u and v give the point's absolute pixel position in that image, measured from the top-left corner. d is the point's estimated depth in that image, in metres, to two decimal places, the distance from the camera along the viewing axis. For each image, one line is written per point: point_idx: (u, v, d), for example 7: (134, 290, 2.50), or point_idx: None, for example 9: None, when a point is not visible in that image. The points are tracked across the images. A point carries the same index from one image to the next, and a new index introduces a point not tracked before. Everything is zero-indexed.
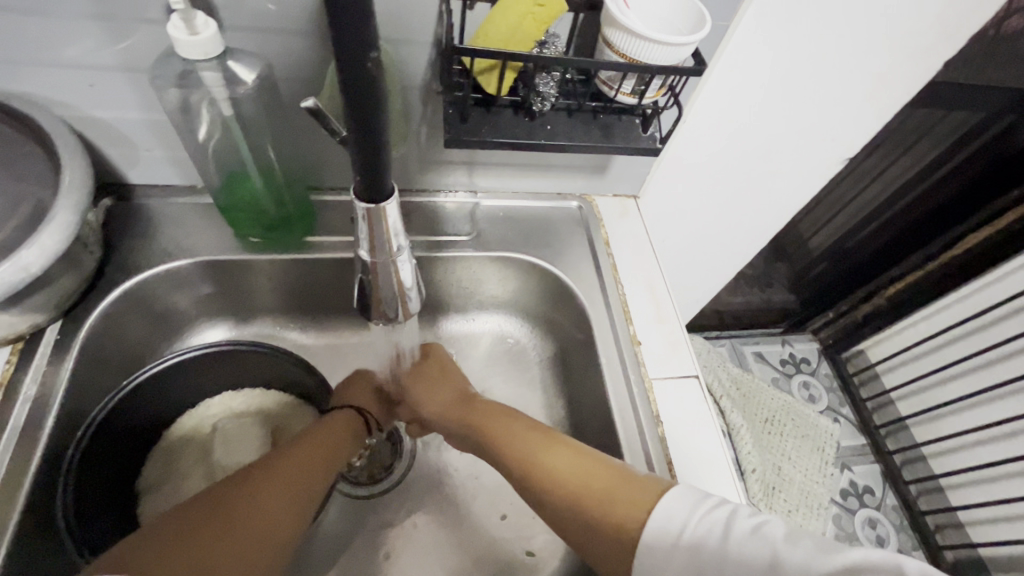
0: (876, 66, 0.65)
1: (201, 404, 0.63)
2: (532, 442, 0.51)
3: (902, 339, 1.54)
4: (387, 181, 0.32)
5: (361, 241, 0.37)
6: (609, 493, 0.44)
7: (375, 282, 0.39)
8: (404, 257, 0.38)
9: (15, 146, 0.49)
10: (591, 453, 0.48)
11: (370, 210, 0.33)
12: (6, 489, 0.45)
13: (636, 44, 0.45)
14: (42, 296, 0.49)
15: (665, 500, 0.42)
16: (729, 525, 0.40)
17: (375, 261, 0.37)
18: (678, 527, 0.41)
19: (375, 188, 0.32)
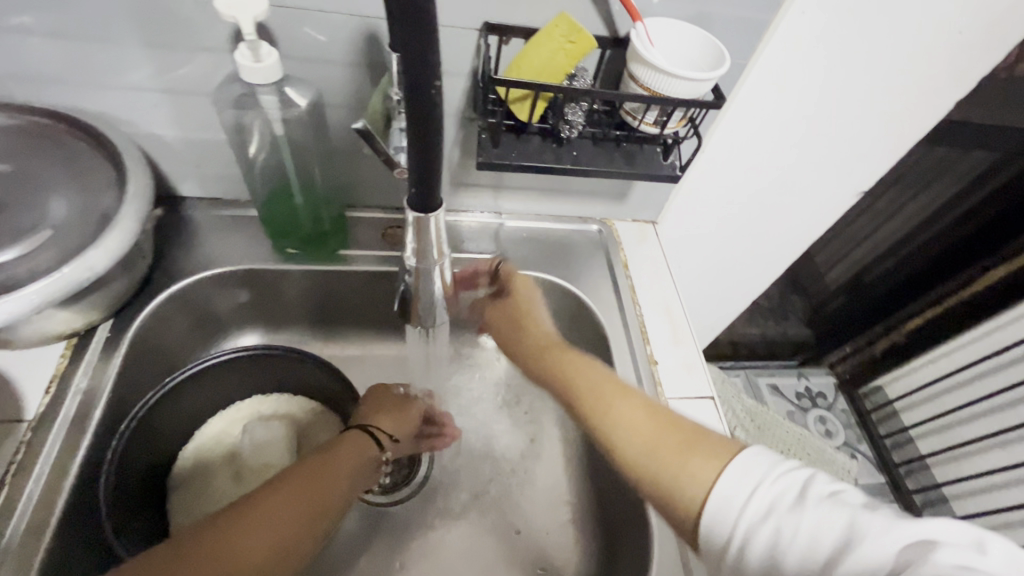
0: (891, 103, 0.67)
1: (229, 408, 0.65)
2: (608, 398, 0.51)
3: (921, 376, 1.52)
4: (434, 196, 0.36)
5: (409, 252, 0.42)
6: (681, 451, 0.45)
7: (416, 288, 0.44)
8: (443, 267, 0.43)
9: (84, 158, 0.54)
10: (665, 410, 0.49)
11: (420, 219, 0.38)
12: (55, 475, 0.48)
13: (659, 79, 0.48)
14: (98, 294, 0.52)
15: (737, 460, 0.42)
16: (805, 489, 0.40)
17: (419, 266, 0.42)
18: (749, 487, 0.41)
19: (426, 204, 0.37)
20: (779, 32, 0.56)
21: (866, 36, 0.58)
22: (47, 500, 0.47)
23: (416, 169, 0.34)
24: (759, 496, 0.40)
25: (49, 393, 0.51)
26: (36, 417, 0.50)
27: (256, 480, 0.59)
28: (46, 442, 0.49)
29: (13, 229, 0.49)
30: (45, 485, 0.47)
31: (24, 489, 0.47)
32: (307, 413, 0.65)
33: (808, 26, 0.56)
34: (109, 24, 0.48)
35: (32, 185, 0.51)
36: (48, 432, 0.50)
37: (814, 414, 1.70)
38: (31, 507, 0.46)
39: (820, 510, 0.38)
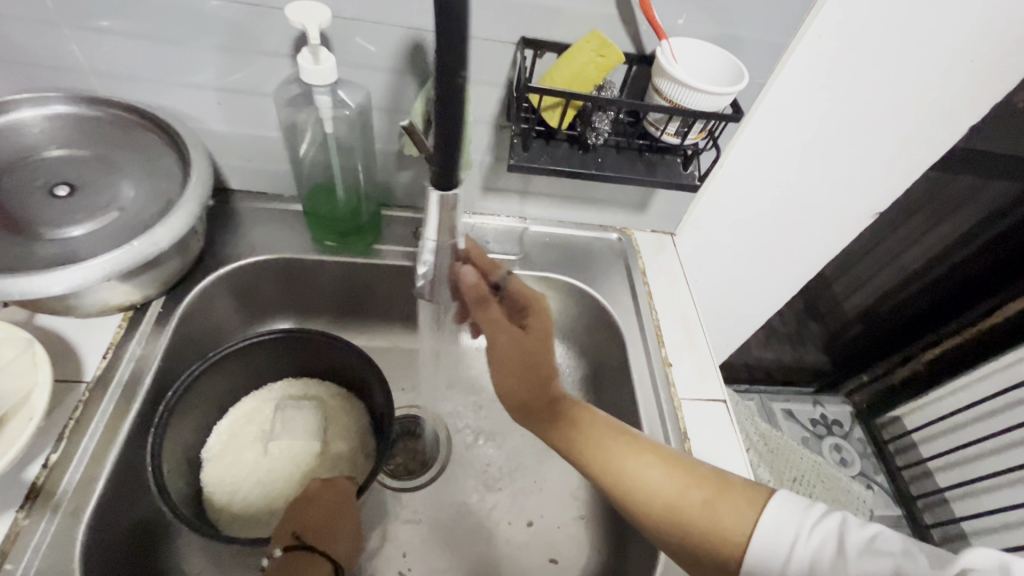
0: (904, 127, 0.70)
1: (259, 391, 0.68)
2: (620, 450, 0.48)
3: (941, 407, 1.50)
4: (454, 175, 0.41)
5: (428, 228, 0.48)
6: (708, 507, 0.43)
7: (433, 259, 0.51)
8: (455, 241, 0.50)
9: (153, 148, 0.59)
10: (684, 460, 0.46)
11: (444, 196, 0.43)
12: (108, 432, 0.52)
13: (681, 92, 0.52)
14: (157, 271, 0.57)
15: (769, 515, 0.42)
16: (843, 536, 0.41)
17: (437, 242, 0.48)
18: (788, 541, 0.41)
19: (447, 183, 0.42)
20: (795, 54, 0.60)
21: (880, 61, 0.62)
22: (99, 455, 0.50)
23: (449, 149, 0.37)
24: (801, 549, 0.40)
25: (106, 359, 0.56)
26: (93, 379, 0.54)
27: (285, 453, 0.62)
28: (101, 402, 0.53)
29: (89, 206, 0.54)
30: (99, 441, 0.51)
31: (80, 443, 0.51)
32: (334, 398, 0.68)
33: (824, 49, 0.60)
34: (186, 28, 0.54)
35: (108, 169, 0.57)
36: (104, 393, 0.54)
37: (829, 441, 1.68)
38: (85, 461, 0.50)
39: (864, 561, 0.39)
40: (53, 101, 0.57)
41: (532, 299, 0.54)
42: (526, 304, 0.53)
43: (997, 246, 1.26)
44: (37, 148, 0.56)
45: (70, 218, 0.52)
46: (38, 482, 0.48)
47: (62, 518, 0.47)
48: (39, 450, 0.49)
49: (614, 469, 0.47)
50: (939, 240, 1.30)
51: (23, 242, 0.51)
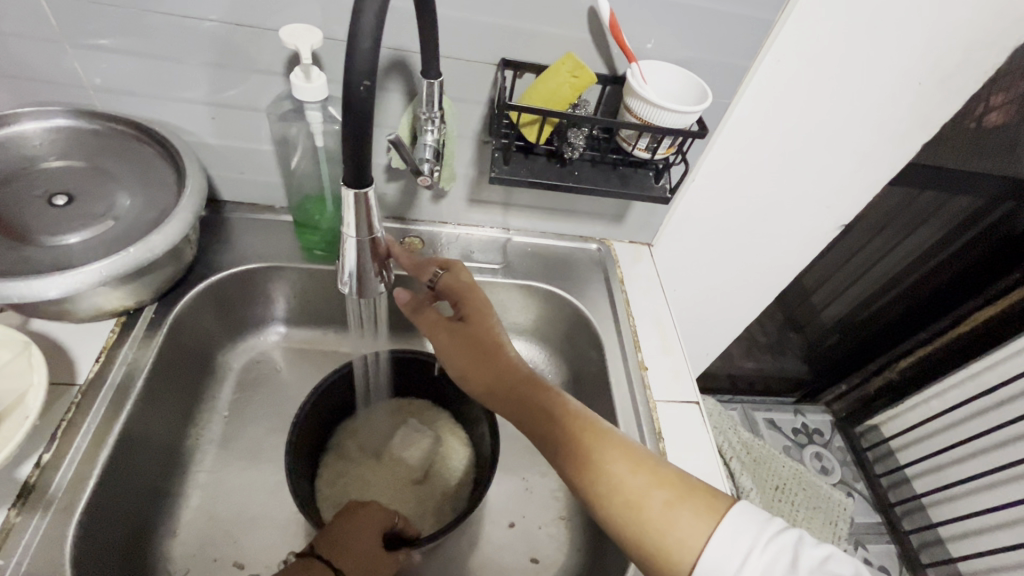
0: (861, 144, 0.75)
1: (353, 415, 0.72)
2: (592, 442, 0.50)
3: (916, 415, 1.55)
4: (368, 172, 0.40)
5: (348, 226, 0.45)
6: (668, 510, 0.46)
7: (357, 260, 0.47)
8: (379, 240, 0.47)
9: (149, 159, 0.62)
10: (652, 459, 0.49)
11: (356, 194, 0.41)
12: (98, 434, 0.53)
13: (650, 110, 0.56)
14: (148, 278, 0.58)
15: (729, 522, 0.45)
16: (797, 553, 0.43)
17: (359, 239, 0.45)
18: (741, 552, 0.43)
19: (359, 181, 0.40)
20: (757, 76, 0.64)
21: (835, 83, 0.67)
22: (90, 455, 0.52)
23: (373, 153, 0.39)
24: (752, 561, 0.43)
25: (98, 362, 0.57)
26: (86, 382, 0.56)
27: (392, 470, 0.67)
28: (92, 405, 0.55)
29: (87, 215, 0.56)
30: (89, 442, 0.53)
31: (71, 444, 0.52)
32: (445, 431, 0.72)
33: (783, 72, 0.64)
34: (185, 47, 0.57)
35: (105, 180, 0.59)
36: (96, 396, 0.55)
37: (810, 450, 1.71)
38: (76, 461, 0.51)
39: None
40: (53, 115, 0.59)
41: (463, 290, 0.60)
42: (458, 295, 0.60)
43: (961, 257, 1.31)
44: (37, 158, 0.59)
45: (68, 225, 0.55)
46: (30, 481, 0.49)
47: (53, 515, 0.48)
48: (32, 450, 0.51)
49: (582, 460, 0.49)
50: (908, 252, 1.35)
51: (20, 248, 0.53)
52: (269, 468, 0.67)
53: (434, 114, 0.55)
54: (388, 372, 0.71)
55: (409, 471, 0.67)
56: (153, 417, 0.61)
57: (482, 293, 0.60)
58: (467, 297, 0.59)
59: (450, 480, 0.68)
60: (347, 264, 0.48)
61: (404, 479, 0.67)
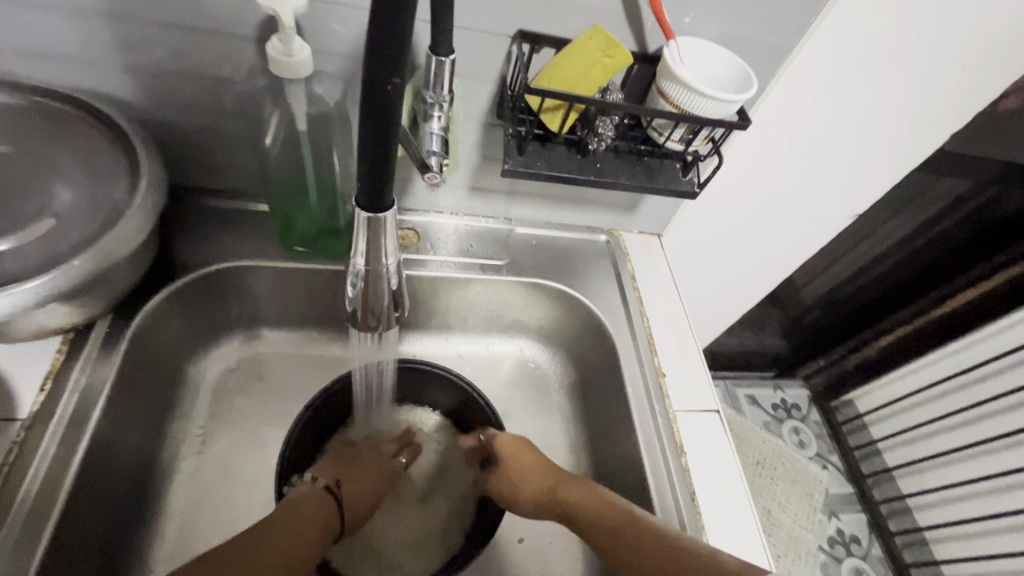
0: (888, 133, 0.71)
1: (347, 427, 0.65)
2: (621, 523, 0.50)
3: (890, 392, 1.59)
4: (388, 190, 0.33)
5: (357, 250, 0.38)
6: None
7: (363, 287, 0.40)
8: (394, 268, 0.40)
9: (91, 143, 0.51)
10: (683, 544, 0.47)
11: (371, 218, 0.35)
12: (50, 476, 0.45)
13: (688, 97, 0.49)
14: (101, 291, 0.49)
15: None
16: None
17: (368, 268, 0.38)
18: None
19: (376, 203, 0.34)
20: (798, 57, 0.58)
21: (873, 70, 0.62)
22: (42, 505, 0.44)
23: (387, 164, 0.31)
24: None
25: (44, 390, 0.49)
26: (30, 416, 0.47)
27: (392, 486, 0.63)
28: (41, 441, 0.47)
29: (15, 216, 0.46)
30: (40, 486, 0.45)
31: (16, 492, 0.44)
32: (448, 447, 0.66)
33: (822, 55, 0.59)
34: (131, 4, 0.47)
35: (37, 169, 0.48)
36: (43, 431, 0.47)
37: (789, 425, 1.72)
38: (23, 513, 0.43)
39: None
40: None
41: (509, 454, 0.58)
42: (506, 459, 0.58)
43: (947, 238, 1.32)
44: None
45: None
46: None
47: None
48: None
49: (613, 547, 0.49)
50: (891, 235, 1.33)
51: None
52: (251, 493, 0.60)
53: (442, 98, 0.47)
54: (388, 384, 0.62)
55: (411, 490, 0.63)
56: (117, 447, 0.53)
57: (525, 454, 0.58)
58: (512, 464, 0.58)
59: (456, 498, 0.63)
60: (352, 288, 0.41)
61: (407, 500, 0.63)
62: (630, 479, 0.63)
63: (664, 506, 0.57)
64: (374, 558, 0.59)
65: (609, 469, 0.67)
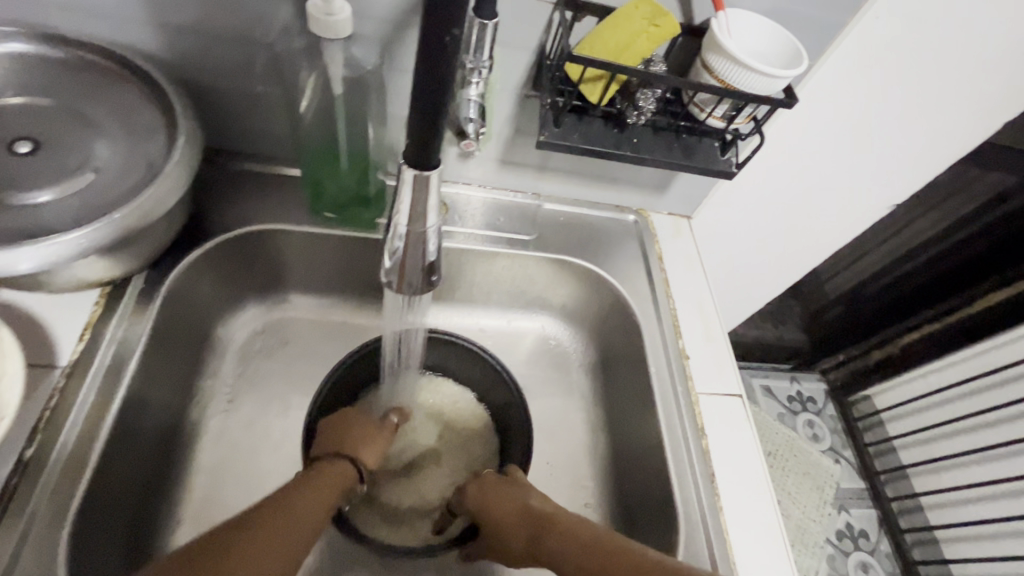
0: (938, 120, 0.68)
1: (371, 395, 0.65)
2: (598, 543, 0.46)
3: (911, 389, 1.56)
4: (435, 150, 0.33)
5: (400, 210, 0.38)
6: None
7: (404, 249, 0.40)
8: (434, 231, 0.39)
9: (129, 100, 0.51)
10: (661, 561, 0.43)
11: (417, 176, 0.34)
12: (89, 424, 0.47)
13: (734, 70, 0.48)
14: (137, 247, 0.50)
15: None
16: None
17: (411, 229, 0.38)
18: None
19: (422, 161, 0.34)
20: (851, 34, 0.56)
21: (928, 51, 0.59)
22: (80, 451, 0.46)
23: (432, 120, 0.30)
24: None
25: (83, 341, 0.50)
26: (69, 364, 0.49)
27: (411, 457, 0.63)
28: (79, 391, 0.48)
29: (56, 169, 0.46)
30: (79, 433, 0.46)
31: (55, 439, 0.45)
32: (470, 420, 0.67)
33: (878, 33, 0.57)
34: None
35: (78, 124, 0.49)
36: (82, 380, 0.48)
37: (803, 417, 1.71)
38: (63, 457, 0.45)
39: None
40: (8, 38, 0.48)
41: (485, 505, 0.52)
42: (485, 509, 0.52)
43: (986, 235, 1.28)
44: None
45: (34, 182, 0.45)
46: (13, 482, 0.43)
47: (40, 520, 0.42)
48: (12, 445, 0.44)
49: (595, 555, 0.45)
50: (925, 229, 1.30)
51: None
52: (276, 452, 0.61)
53: (481, 63, 0.46)
54: (414, 352, 0.62)
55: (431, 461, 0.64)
56: (150, 399, 0.54)
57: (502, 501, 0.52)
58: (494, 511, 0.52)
59: (457, 462, 0.64)
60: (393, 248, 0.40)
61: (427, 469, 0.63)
62: (649, 459, 0.63)
63: (683, 486, 0.57)
64: (390, 516, 0.60)
65: (627, 448, 0.67)
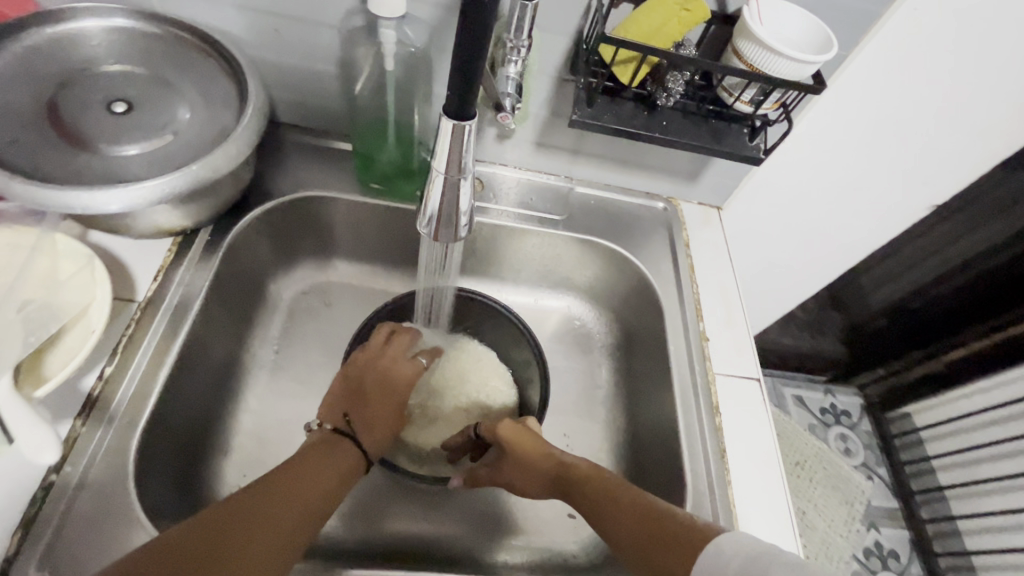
0: (981, 120, 0.68)
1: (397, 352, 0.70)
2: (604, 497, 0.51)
3: (954, 409, 1.49)
4: (472, 104, 0.37)
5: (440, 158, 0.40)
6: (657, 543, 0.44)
7: (440, 203, 0.42)
8: (468, 184, 0.41)
9: (209, 70, 0.57)
10: (651, 516, 0.46)
11: (455, 126, 0.37)
12: (157, 352, 0.53)
13: (764, 55, 0.50)
14: (205, 200, 0.56)
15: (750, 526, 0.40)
16: None
17: (447, 177, 0.40)
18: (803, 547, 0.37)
19: (459, 112, 0.37)
20: (887, 26, 0.57)
21: (968, 46, 0.59)
22: (150, 374, 0.52)
23: (467, 79, 0.34)
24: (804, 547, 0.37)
25: (156, 282, 0.56)
26: (144, 299, 0.55)
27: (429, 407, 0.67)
28: (151, 324, 0.54)
29: (145, 127, 0.53)
30: (149, 359, 0.52)
31: (132, 361, 0.52)
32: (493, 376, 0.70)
33: (915, 26, 0.57)
34: None
35: (165, 89, 0.55)
36: (154, 314, 0.54)
37: (836, 431, 1.66)
38: (136, 377, 0.51)
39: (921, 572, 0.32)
40: (113, 13, 0.56)
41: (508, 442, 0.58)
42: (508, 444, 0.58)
43: None
44: (95, 60, 0.55)
45: (127, 136, 0.51)
46: (95, 393, 0.49)
47: (115, 428, 0.48)
48: (94, 362, 0.51)
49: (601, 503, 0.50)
50: (977, 241, 1.25)
51: (82, 157, 0.50)
52: (315, 401, 0.67)
53: (521, 42, 0.50)
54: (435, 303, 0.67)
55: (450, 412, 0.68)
56: (210, 339, 0.60)
57: (528, 439, 0.58)
58: (521, 443, 0.58)
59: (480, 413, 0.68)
60: (430, 205, 0.42)
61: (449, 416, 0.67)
62: (662, 434, 0.65)
63: (693, 460, 0.59)
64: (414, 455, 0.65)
65: (643, 425, 0.69)
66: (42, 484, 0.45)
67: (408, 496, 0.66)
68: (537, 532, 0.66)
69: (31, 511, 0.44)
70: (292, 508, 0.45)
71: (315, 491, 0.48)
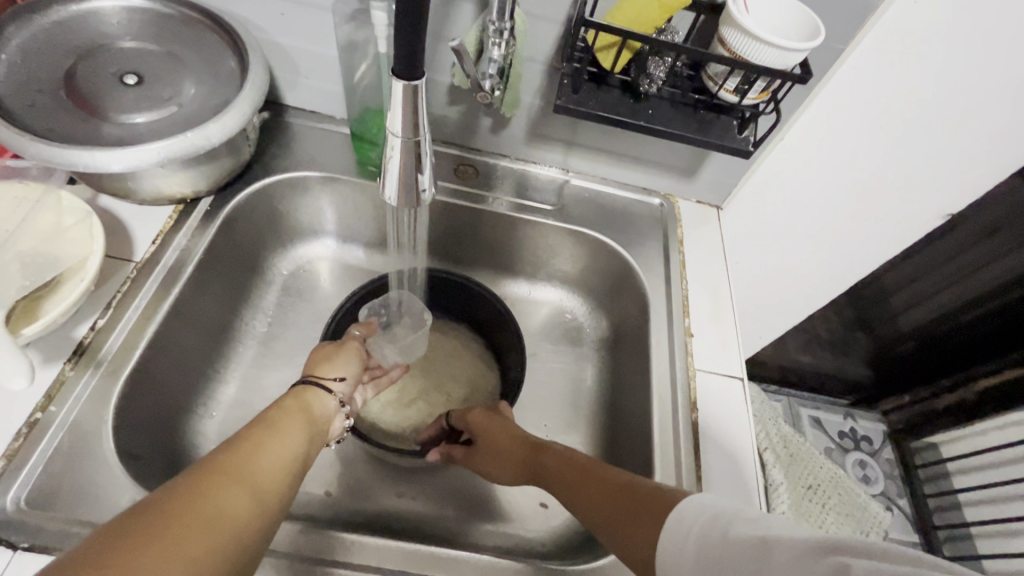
0: (992, 122, 0.65)
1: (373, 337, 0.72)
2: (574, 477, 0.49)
3: (983, 441, 1.40)
4: (421, 64, 0.38)
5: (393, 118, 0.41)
6: (628, 520, 0.43)
7: (397, 164, 0.43)
8: (425, 147, 0.43)
9: (217, 49, 0.61)
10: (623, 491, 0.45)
11: (406, 86, 0.38)
12: (147, 309, 0.56)
13: (746, 43, 0.49)
14: (203, 169, 0.59)
15: (694, 512, 0.39)
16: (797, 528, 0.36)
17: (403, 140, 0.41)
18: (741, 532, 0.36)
19: (408, 71, 0.38)
20: (883, 18, 0.56)
21: (973, 42, 0.57)
22: (138, 329, 0.55)
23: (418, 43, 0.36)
24: (743, 532, 0.36)
25: (154, 246, 0.59)
26: (141, 260, 0.58)
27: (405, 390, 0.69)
28: (145, 283, 0.57)
29: (151, 97, 0.56)
30: (139, 315, 0.55)
31: (123, 316, 0.55)
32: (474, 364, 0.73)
33: (914, 19, 0.56)
34: None
35: (173, 64, 0.59)
36: (149, 275, 0.57)
37: (854, 456, 1.58)
38: (125, 331, 0.54)
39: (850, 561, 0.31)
40: None
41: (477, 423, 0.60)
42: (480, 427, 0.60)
43: None
44: (113, 36, 0.59)
45: (134, 105, 0.55)
46: (86, 341, 0.52)
47: (100, 375, 0.51)
48: (88, 315, 0.54)
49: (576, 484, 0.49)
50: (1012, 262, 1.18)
51: (91, 122, 0.53)
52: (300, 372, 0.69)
53: (503, 25, 0.51)
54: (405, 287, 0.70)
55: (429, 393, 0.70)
56: (201, 304, 0.63)
57: (497, 421, 0.59)
58: (493, 424, 0.59)
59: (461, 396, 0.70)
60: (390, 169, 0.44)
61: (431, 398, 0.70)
62: (638, 427, 0.64)
63: (664, 453, 0.58)
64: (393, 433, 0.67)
65: (622, 419, 0.68)
66: (28, 421, 0.48)
67: (385, 473, 0.67)
68: (508, 517, 0.66)
69: (15, 444, 0.47)
70: (258, 463, 0.41)
71: (281, 454, 0.44)
